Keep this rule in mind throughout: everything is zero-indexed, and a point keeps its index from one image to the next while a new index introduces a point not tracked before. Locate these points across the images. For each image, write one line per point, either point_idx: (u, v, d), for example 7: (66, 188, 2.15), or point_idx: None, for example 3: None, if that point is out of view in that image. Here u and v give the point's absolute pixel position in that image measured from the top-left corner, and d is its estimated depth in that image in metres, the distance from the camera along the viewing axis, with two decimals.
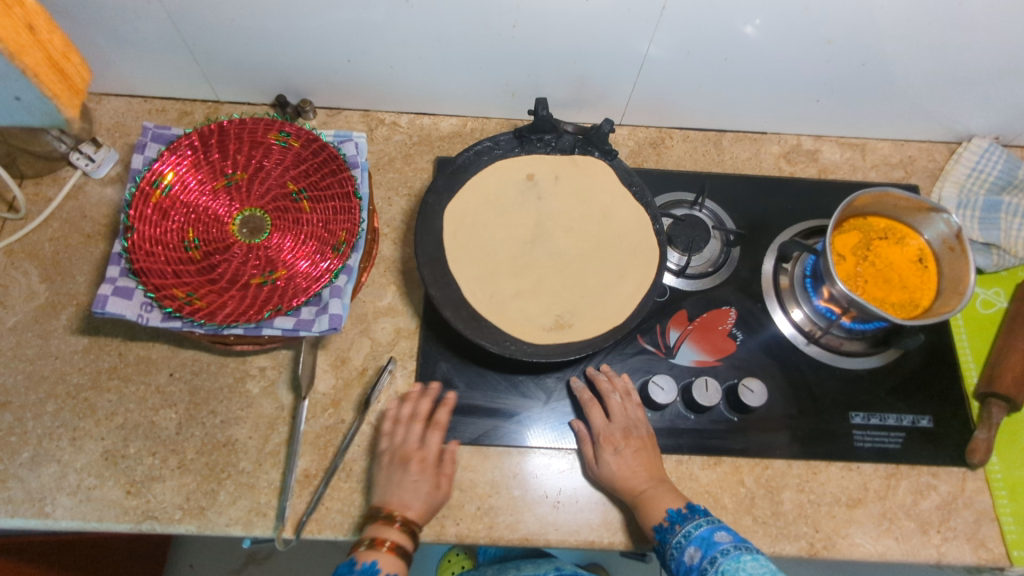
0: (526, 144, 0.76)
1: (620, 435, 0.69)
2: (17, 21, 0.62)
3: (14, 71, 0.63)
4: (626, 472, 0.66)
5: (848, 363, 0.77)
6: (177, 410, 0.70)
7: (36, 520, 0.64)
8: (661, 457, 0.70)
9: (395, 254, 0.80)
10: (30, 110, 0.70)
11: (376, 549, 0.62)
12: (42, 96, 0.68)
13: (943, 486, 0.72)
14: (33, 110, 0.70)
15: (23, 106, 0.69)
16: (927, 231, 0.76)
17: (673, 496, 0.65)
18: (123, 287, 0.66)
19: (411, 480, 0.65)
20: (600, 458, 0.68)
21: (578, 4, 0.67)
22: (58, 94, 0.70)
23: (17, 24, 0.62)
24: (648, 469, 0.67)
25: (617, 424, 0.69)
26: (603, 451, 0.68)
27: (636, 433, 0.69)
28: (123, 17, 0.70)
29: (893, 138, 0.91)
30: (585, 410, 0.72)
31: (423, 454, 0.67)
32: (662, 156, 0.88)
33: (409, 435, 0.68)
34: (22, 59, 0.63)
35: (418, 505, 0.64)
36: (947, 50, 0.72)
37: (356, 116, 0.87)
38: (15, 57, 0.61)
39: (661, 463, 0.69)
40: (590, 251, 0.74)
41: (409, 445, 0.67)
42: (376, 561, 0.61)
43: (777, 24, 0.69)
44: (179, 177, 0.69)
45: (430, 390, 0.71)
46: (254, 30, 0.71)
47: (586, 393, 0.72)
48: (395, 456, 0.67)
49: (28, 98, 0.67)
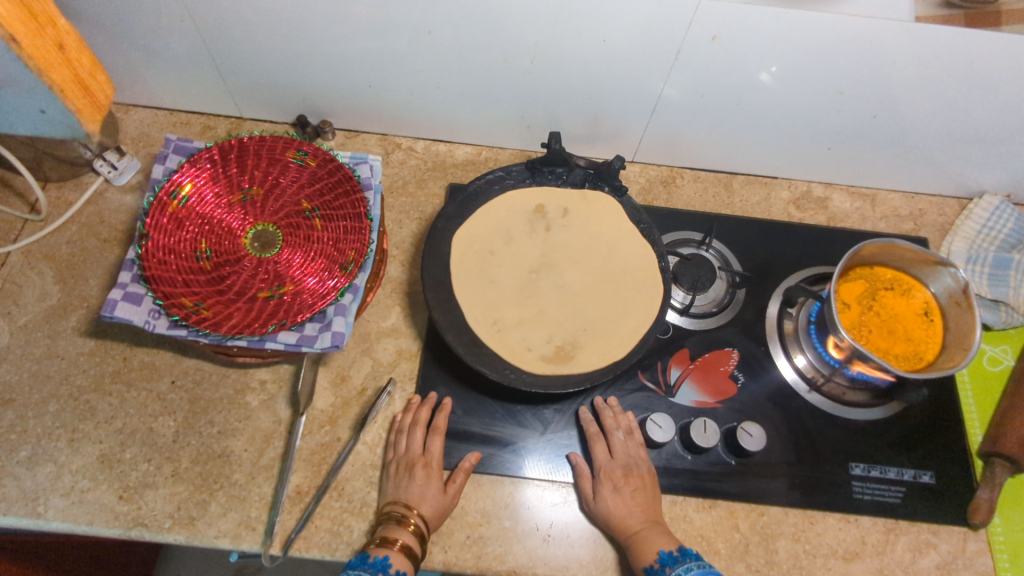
0: (538, 176, 0.78)
1: (620, 472, 0.68)
2: (49, 40, 0.65)
3: (41, 86, 0.66)
4: (623, 510, 0.66)
5: (850, 413, 0.76)
6: (176, 418, 0.71)
7: (26, 519, 0.64)
8: (660, 497, 0.69)
9: (401, 275, 0.81)
10: (61, 122, 0.72)
11: (388, 547, 0.62)
12: (67, 110, 0.71)
13: (943, 545, 0.71)
14: (57, 124, 0.73)
15: (48, 119, 0.71)
16: (933, 284, 0.76)
17: (667, 539, 0.64)
18: (133, 292, 0.67)
19: (418, 486, 0.66)
20: (599, 493, 0.67)
21: (597, 43, 0.69)
22: (82, 110, 0.73)
23: (50, 43, 0.65)
24: (646, 510, 0.66)
25: (620, 460, 0.69)
26: (602, 487, 0.67)
27: (637, 472, 0.69)
28: (157, 34, 0.72)
29: (903, 190, 0.91)
30: (588, 443, 0.71)
31: (428, 460, 0.68)
32: (672, 195, 0.88)
33: (411, 443, 0.69)
34: (50, 75, 0.66)
35: (428, 508, 0.65)
36: (958, 107, 0.73)
37: (374, 139, 0.89)
38: (44, 73, 0.65)
39: (659, 504, 0.68)
40: (594, 284, 0.74)
41: (412, 453, 0.68)
42: (387, 557, 0.61)
43: (792, 72, 0.71)
44: (196, 189, 0.71)
45: (428, 398, 0.72)
46: (281, 51, 0.74)
47: (591, 425, 0.72)
48: (401, 464, 0.68)
49: (54, 112, 0.70)
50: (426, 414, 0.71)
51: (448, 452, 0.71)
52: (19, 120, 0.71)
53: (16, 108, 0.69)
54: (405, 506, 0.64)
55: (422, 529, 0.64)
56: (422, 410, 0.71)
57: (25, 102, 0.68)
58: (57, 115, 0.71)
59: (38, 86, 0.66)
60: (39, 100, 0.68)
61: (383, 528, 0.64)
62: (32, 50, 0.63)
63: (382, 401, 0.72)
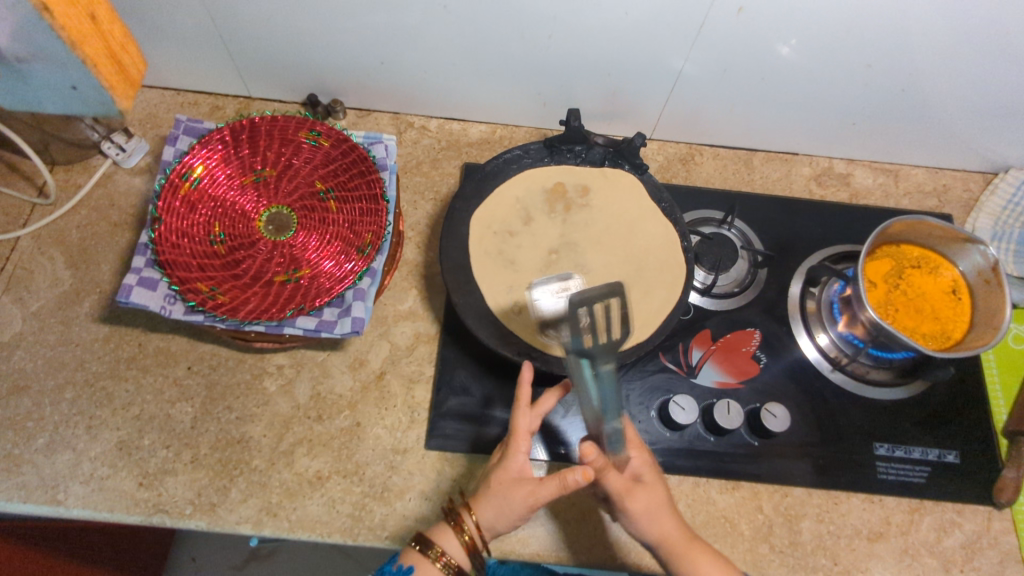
0: (557, 155, 0.76)
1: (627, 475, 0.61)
2: (82, 9, 0.61)
3: (73, 60, 0.62)
4: (659, 522, 0.59)
5: (874, 392, 0.75)
6: (194, 404, 0.70)
7: (48, 507, 0.64)
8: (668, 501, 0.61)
9: (418, 257, 0.79)
10: (93, 99, 0.69)
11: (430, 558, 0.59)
12: (99, 86, 0.66)
13: (967, 524, 0.70)
14: (91, 102, 0.69)
15: (79, 97, 0.68)
16: (961, 262, 0.74)
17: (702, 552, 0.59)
18: (148, 278, 0.66)
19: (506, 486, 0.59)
20: (627, 513, 0.59)
21: (617, 17, 0.67)
22: (114, 85, 0.68)
23: (81, 12, 0.61)
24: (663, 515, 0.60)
25: (626, 472, 0.61)
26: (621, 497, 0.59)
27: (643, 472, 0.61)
28: (162, 10, 0.70)
29: (927, 165, 0.89)
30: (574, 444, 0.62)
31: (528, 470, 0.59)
32: (691, 172, 0.87)
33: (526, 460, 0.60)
34: (83, 48, 0.62)
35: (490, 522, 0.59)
36: (989, 79, 0.71)
37: (386, 118, 0.87)
38: (76, 45, 0.60)
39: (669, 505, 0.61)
40: (615, 265, 0.73)
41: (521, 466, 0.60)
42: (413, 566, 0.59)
43: (816, 45, 0.68)
44: (208, 171, 0.70)
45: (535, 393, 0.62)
46: (292, 28, 0.72)
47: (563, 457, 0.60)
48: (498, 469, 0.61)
49: (84, 87, 0.67)
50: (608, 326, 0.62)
51: (469, 437, 0.70)
52: (51, 96, 0.68)
53: (47, 82, 0.66)
54: (464, 508, 0.60)
55: (486, 537, 0.60)
56: (524, 417, 0.62)
57: (58, 76, 0.65)
58: (89, 92, 0.67)
59: (70, 60, 0.62)
60: (71, 76, 0.65)
61: (440, 525, 0.62)
62: (66, 21, 0.58)
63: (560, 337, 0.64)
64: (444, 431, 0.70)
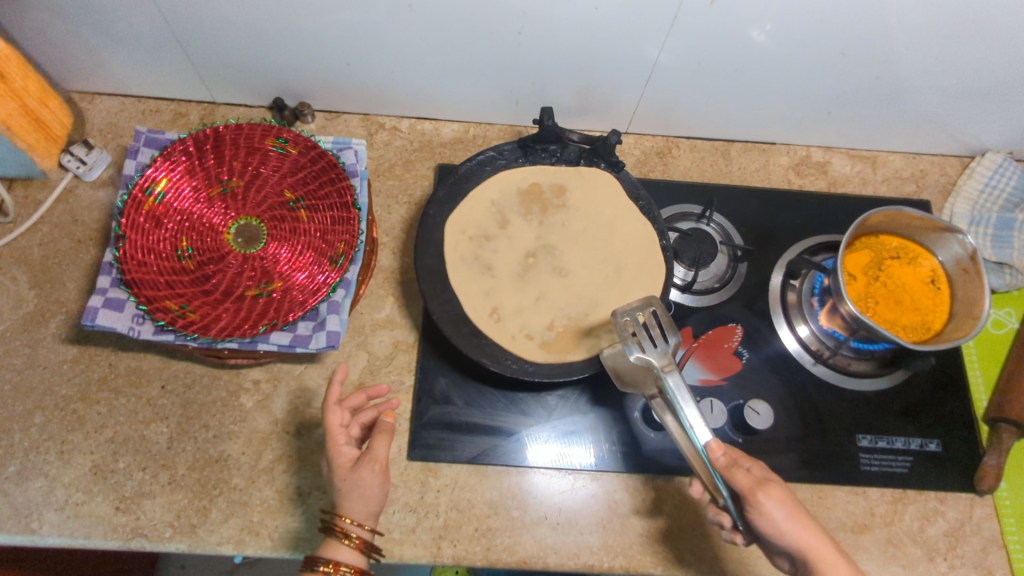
0: (531, 154, 0.74)
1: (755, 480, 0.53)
2: None
3: None
4: (801, 524, 0.51)
5: (856, 384, 0.75)
6: (169, 424, 0.68)
7: (22, 536, 0.63)
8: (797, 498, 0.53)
9: (393, 263, 0.78)
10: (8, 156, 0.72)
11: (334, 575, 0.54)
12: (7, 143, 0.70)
13: (950, 512, 0.71)
14: (9, 162, 0.73)
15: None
16: (941, 252, 0.74)
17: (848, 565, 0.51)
18: (114, 298, 0.65)
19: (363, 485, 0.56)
20: (758, 507, 0.52)
21: (587, 11, 0.65)
22: (34, 146, 0.73)
23: None
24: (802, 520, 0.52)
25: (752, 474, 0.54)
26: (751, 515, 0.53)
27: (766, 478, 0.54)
28: (117, 15, 0.68)
29: (904, 151, 0.89)
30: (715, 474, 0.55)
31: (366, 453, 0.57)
32: (668, 166, 0.86)
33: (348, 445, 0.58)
34: None
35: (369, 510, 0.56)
36: (963, 63, 0.71)
37: (356, 119, 0.85)
38: None
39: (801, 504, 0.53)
40: (595, 265, 0.72)
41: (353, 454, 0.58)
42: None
43: (788, 32, 0.67)
44: (172, 184, 0.68)
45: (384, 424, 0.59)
46: (254, 31, 0.70)
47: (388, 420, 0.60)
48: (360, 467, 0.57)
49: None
50: (646, 335, 0.61)
51: (452, 446, 0.69)
52: None
53: None
54: (337, 517, 0.56)
55: (371, 528, 0.57)
56: (336, 411, 0.59)
57: None
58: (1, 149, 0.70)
59: None
60: None
61: (323, 543, 0.57)
62: None
63: (666, 349, 0.60)
64: (427, 441, 0.69)
